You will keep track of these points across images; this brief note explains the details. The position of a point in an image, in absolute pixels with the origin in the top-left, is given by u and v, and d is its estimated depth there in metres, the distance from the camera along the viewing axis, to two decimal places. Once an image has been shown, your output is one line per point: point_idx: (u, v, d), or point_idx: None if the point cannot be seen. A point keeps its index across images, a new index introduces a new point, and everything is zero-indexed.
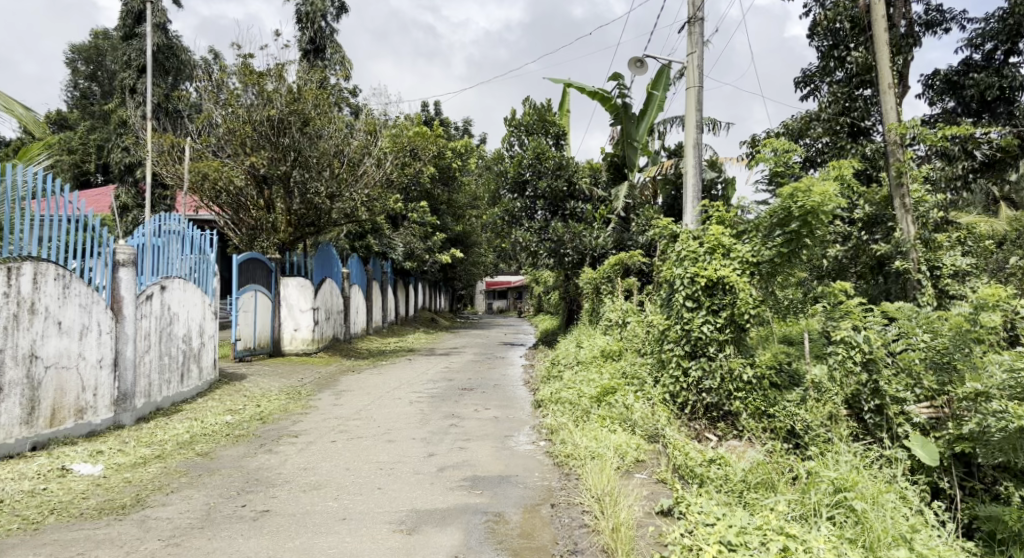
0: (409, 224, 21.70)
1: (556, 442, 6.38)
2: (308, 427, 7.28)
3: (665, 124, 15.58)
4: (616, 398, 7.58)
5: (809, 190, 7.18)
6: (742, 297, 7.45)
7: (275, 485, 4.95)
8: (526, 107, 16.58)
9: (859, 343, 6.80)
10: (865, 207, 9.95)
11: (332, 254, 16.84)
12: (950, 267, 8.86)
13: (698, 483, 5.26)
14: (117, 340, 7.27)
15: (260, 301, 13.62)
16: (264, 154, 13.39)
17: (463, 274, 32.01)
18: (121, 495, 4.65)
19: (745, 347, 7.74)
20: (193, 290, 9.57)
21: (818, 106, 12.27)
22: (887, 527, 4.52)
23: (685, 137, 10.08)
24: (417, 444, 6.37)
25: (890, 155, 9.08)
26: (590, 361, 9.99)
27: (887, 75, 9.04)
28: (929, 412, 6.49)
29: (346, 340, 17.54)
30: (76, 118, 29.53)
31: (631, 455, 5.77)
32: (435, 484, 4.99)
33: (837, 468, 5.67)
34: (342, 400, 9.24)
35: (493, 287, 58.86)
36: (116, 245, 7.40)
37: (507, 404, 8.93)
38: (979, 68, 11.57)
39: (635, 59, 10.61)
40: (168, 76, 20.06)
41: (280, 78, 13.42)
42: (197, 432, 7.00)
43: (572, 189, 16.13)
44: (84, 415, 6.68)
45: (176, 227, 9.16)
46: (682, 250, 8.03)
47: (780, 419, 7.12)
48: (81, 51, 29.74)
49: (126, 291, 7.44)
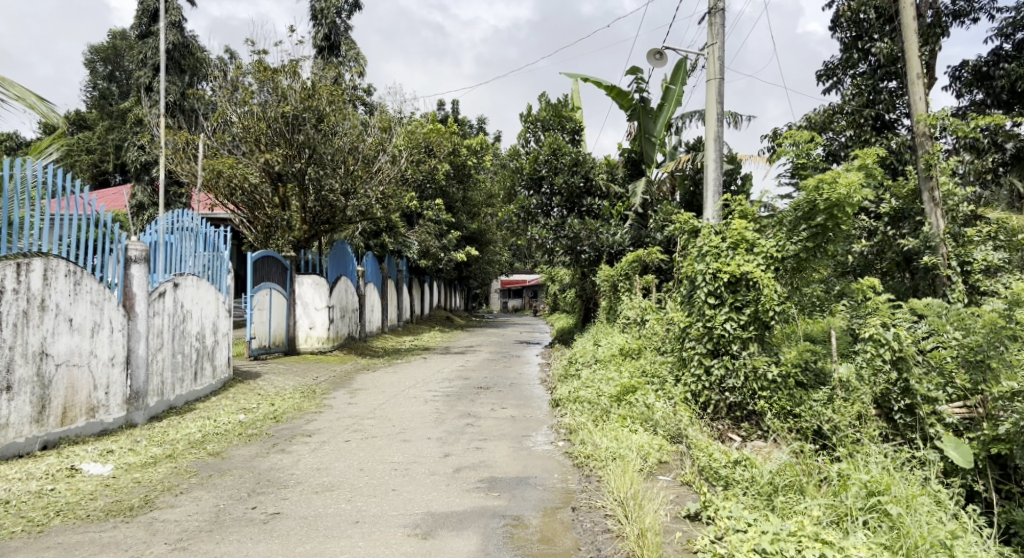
0: (424, 222, 21.90)
1: (575, 442, 6.20)
2: (321, 426, 7.15)
3: (683, 119, 15.32)
4: (637, 397, 7.35)
5: (836, 180, 6.92)
6: (766, 293, 7.17)
7: (286, 487, 4.81)
8: (542, 103, 16.44)
9: (889, 340, 6.63)
10: (891, 201, 9.66)
11: (347, 252, 16.73)
12: (982, 262, 8.55)
13: (724, 486, 5.11)
14: (130, 337, 7.20)
15: (274, 300, 13.55)
16: (279, 151, 13.30)
17: (479, 273, 31.93)
18: (130, 496, 4.54)
19: (769, 344, 7.47)
20: (206, 287, 9.48)
21: (842, 99, 11.96)
22: (924, 533, 4.26)
23: (706, 130, 9.84)
24: (432, 444, 6.22)
25: (919, 148, 8.77)
26: (608, 358, 9.77)
27: (916, 64, 8.72)
28: (962, 412, 6.22)
29: (362, 339, 17.46)
30: (95, 118, 29.89)
31: (655, 456, 5.56)
32: (451, 486, 4.83)
33: (869, 470, 5.48)
34: (357, 399, 9.12)
35: (509, 285, 58.82)
36: (128, 241, 7.35)
37: (524, 403, 8.75)
38: (1010, 58, 11.19)
39: (653, 51, 10.37)
40: (184, 75, 20.16)
41: (294, 74, 13.41)
42: (209, 431, 6.89)
43: (588, 185, 15.95)
44: (95, 413, 6.62)
45: (190, 224, 9.10)
46: (703, 245, 7.80)
47: (807, 419, 6.89)
48: (100, 51, 30.18)
49: (138, 287, 7.36)
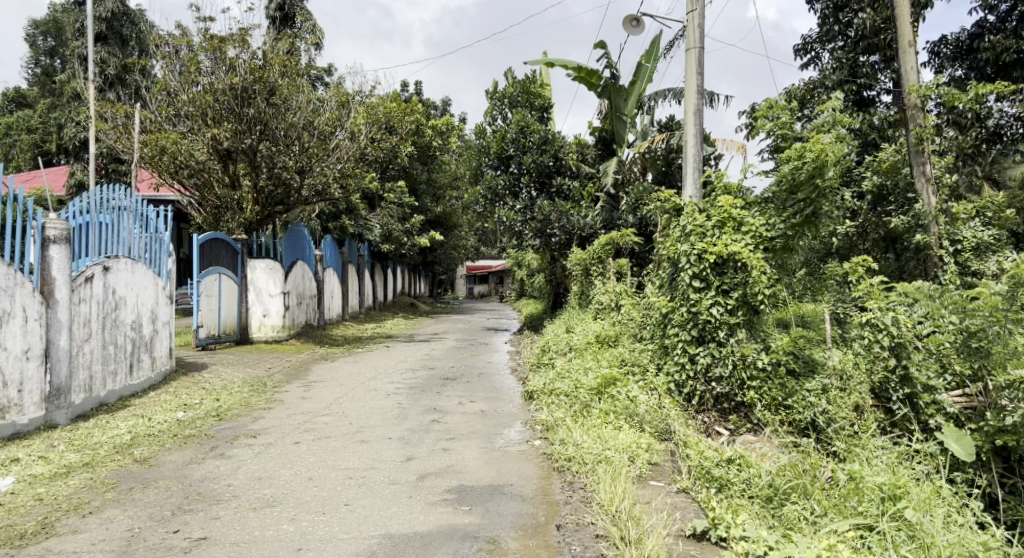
0: (386, 205, 20.95)
1: (553, 441, 5.60)
2: (269, 425, 6.43)
3: (656, 98, 14.75)
4: (619, 389, 6.79)
5: (820, 148, 6.50)
6: (755, 276, 6.59)
7: (220, 502, 4.10)
8: (509, 79, 15.74)
9: (888, 325, 6.22)
10: (874, 177, 9.25)
11: (303, 234, 15.75)
12: (972, 240, 8.21)
13: (718, 489, 4.63)
14: (49, 328, 6.30)
15: (224, 285, 12.64)
16: (227, 125, 12.30)
17: (446, 258, 31.07)
18: (25, 519, 3.78)
19: (758, 330, 6.92)
20: (144, 270, 8.56)
21: (822, 72, 11.49)
22: (949, 542, 3.84)
23: (685, 104, 9.21)
24: (394, 445, 5.55)
25: (910, 121, 8.30)
26: (584, 347, 9.18)
27: (907, 32, 8.27)
28: (962, 402, 5.84)
29: (320, 326, 16.57)
30: (36, 95, 28.32)
31: (643, 458, 4.99)
32: (415, 498, 4.17)
33: (875, 469, 5.02)
34: (312, 393, 8.35)
35: (474, 272, 58.09)
36: (46, 219, 6.39)
37: (494, 396, 8.12)
38: (995, 30, 10.86)
39: (630, 17, 9.74)
40: (125, 46, 18.89)
41: (244, 43, 12.36)
42: (141, 432, 6.10)
43: (558, 164, 15.30)
44: (5, 415, 5.77)
45: (127, 202, 8.23)
46: (687, 224, 7.11)
47: (799, 411, 6.39)
48: (39, 24, 28.35)
49: (58, 272, 6.45)
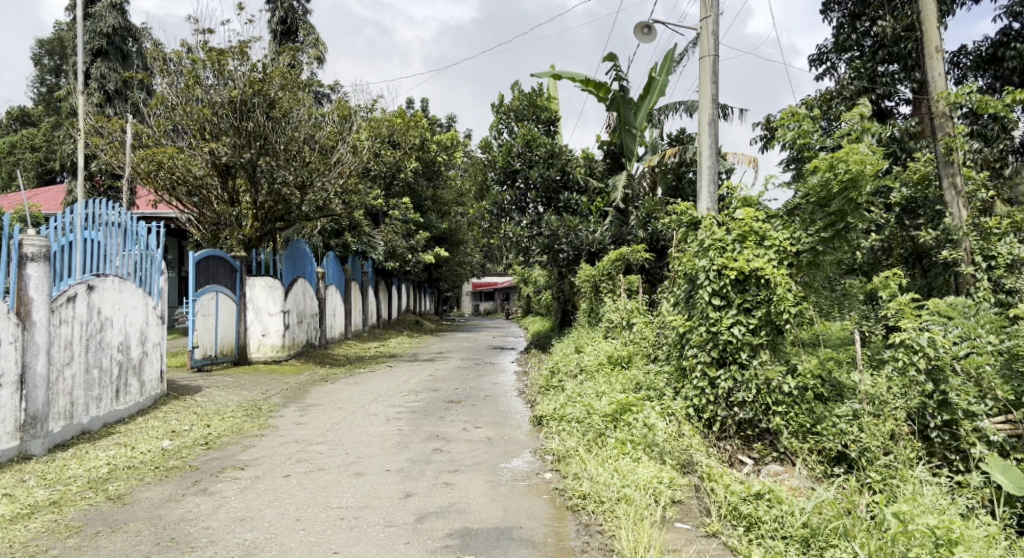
0: (391, 221, 20.57)
1: (565, 475, 5.14)
2: (259, 455, 5.99)
3: (665, 110, 14.41)
4: (636, 415, 6.32)
5: (852, 158, 6.09)
6: (779, 293, 6.13)
7: (194, 549, 3.67)
8: (515, 93, 15.43)
9: (924, 346, 5.67)
10: (902, 189, 8.65)
11: (304, 251, 15.36)
12: (1008, 256, 7.68)
13: (748, 528, 4.26)
14: (25, 351, 5.88)
15: (221, 304, 12.23)
16: (226, 139, 11.92)
17: (452, 275, 30.68)
18: None
19: (783, 351, 6.47)
20: (133, 290, 8.17)
21: (839, 82, 11.10)
22: None
23: (700, 114, 8.80)
24: (393, 479, 5.10)
25: (937, 130, 7.86)
26: (596, 369, 8.70)
27: (934, 38, 7.87)
28: (1006, 429, 5.32)
29: (322, 345, 16.15)
30: (41, 113, 28.33)
31: (667, 496, 4.53)
32: (412, 544, 3.73)
33: (922, 504, 4.54)
34: (308, 418, 7.89)
35: (480, 288, 57.77)
36: (23, 235, 5.98)
37: (500, 422, 7.64)
38: (1020, 38, 10.49)
39: (641, 24, 9.38)
40: (127, 62, 18.75)
41: (243, 56, 12.11)
42: (121, 464, 5.68)
43: (565, 178, 14.84)
44: None
45: (117, 219, 7.87)
46: (705, 238, 6.70)
47: (830, 439, 5.91)
48: (45, 43, 28.39)
49: (36, 291, 6.03)
